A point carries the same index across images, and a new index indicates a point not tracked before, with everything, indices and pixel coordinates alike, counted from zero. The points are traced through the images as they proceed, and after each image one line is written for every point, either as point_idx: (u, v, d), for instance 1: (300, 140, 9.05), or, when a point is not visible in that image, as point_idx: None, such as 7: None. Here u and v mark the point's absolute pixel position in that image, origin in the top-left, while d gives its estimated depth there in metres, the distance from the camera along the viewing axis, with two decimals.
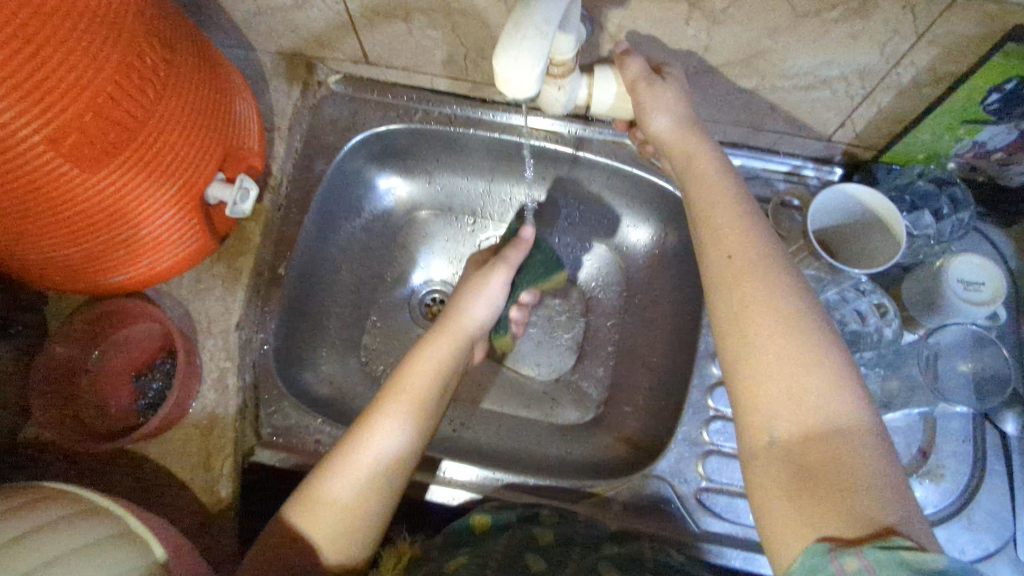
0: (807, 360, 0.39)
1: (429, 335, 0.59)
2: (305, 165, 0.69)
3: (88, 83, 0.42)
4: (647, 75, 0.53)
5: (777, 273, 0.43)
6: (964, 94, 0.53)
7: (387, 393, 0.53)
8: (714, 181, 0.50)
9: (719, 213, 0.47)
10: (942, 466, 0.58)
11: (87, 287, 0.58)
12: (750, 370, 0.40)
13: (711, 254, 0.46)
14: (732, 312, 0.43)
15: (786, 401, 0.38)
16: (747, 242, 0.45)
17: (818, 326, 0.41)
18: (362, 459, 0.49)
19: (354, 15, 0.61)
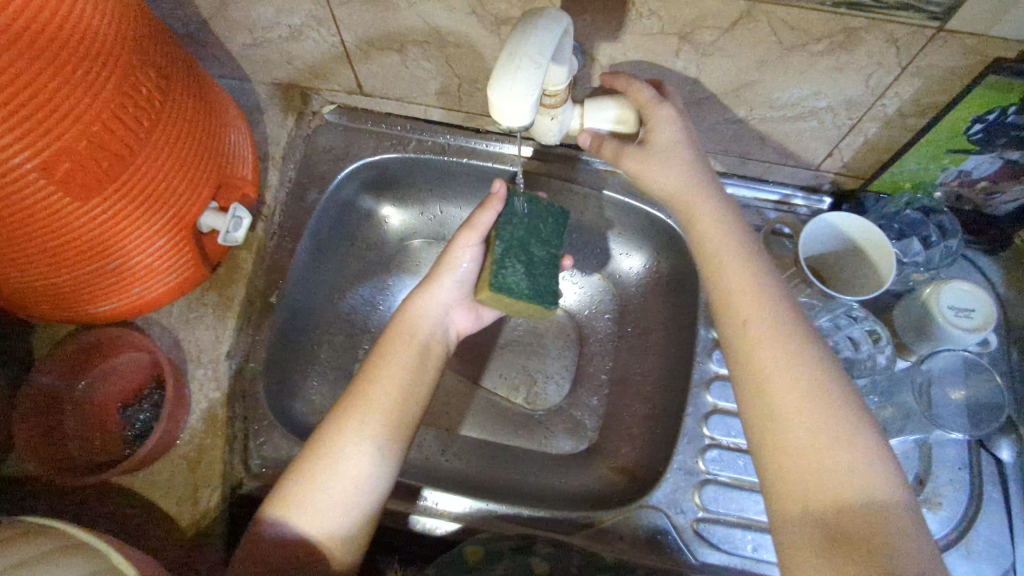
0: (833, 437, 0.40)
1: (388, 333, 0.57)
2: (299, 194, 0.69)
3: (84, 112, 0.43)
4: (651, 106, 0.52)
5: (793, 336, 0.44)
6: (948, 124, 0.54)
7: (351, 400, 0.51)
8: (722, 237, 0.51)
9: (729, 276, 0.49)
10: (940, 494, 0.57)
11: (75, 316, 0.58)
12: (782, 448, 0.41)
13: (726, 320, 0.47)
14: (762, 391, 0.43)
15: (811, 469, 0.40)
16: (759, 305, 0.46)
17: (843, 395, 0.42)
18: (332, 471, 0.47)
19: (349, 46, 0.62)
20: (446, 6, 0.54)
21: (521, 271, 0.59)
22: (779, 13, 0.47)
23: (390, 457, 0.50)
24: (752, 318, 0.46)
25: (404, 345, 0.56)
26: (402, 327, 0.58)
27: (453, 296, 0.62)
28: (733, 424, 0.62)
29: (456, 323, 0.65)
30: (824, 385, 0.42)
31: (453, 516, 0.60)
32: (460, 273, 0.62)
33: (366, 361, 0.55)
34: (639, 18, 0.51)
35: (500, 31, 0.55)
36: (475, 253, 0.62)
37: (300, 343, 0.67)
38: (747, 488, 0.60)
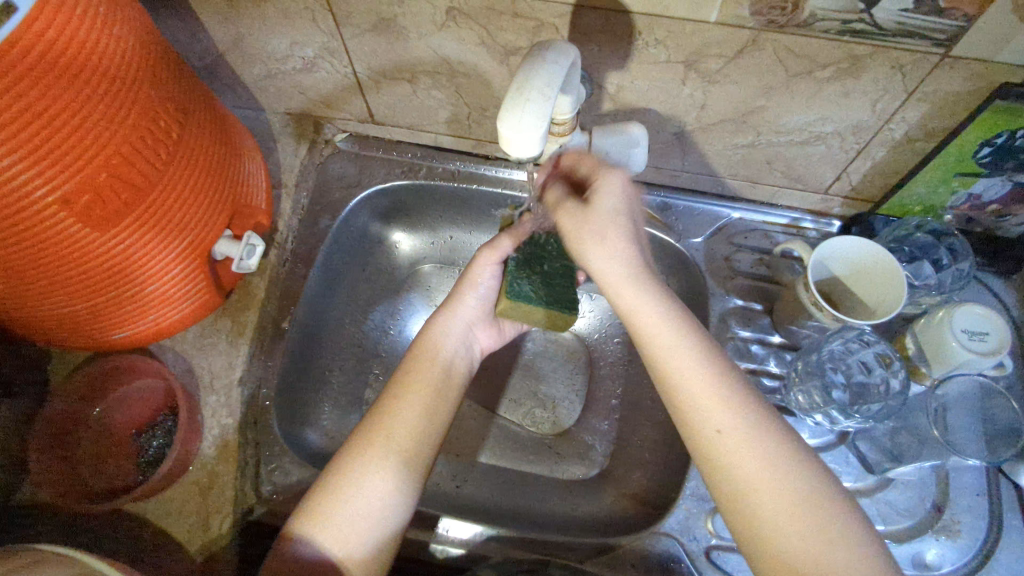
0: (812, 523, 0.39)
1: (412, 356, 0.56)
2: (311, 220, 0.70)
3: (104, 145, 0.44)
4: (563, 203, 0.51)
5: (748, 419, 0.43)
6: (956, 148, 0.54)
7: (371, 429, 0.51)
8: (651, 313, 0.47)
9: (673, 358, 0.45)
10: (958, 522, 0.56)
11: (91, 344, 0.58)
12: (755, 522, 0.40)
13: (677, 410, 0.44)
14: (725, 473, 0.42)
15: (803, 552, 0.38)
16: (705, 390, 0.44)
17: (801, 471, 0.41)
18: (351, 500, 0.47)
19: (361, 77, 0.63)
20: (455, 37, 0.55)
21: (538, 282, 0.61)
22: (784, 41, 0.48)
23: (409, 487, 0.49)
24: (715, 419, 0.43)
25: (431, 364, 0.56)
26: (425, 351, 0.57)
27: (475, 312, 0.62)
28: None
29: (479, 341, 0.64)
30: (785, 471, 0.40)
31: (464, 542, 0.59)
32: (481, 290, 0.62)
33: (387, 387, 0.54)
34: (645, 47, 0.51)
35: (508, 61, 0.56)
36: (494, 272, 0.63)
37: (312, 368, 0.68)
38: None
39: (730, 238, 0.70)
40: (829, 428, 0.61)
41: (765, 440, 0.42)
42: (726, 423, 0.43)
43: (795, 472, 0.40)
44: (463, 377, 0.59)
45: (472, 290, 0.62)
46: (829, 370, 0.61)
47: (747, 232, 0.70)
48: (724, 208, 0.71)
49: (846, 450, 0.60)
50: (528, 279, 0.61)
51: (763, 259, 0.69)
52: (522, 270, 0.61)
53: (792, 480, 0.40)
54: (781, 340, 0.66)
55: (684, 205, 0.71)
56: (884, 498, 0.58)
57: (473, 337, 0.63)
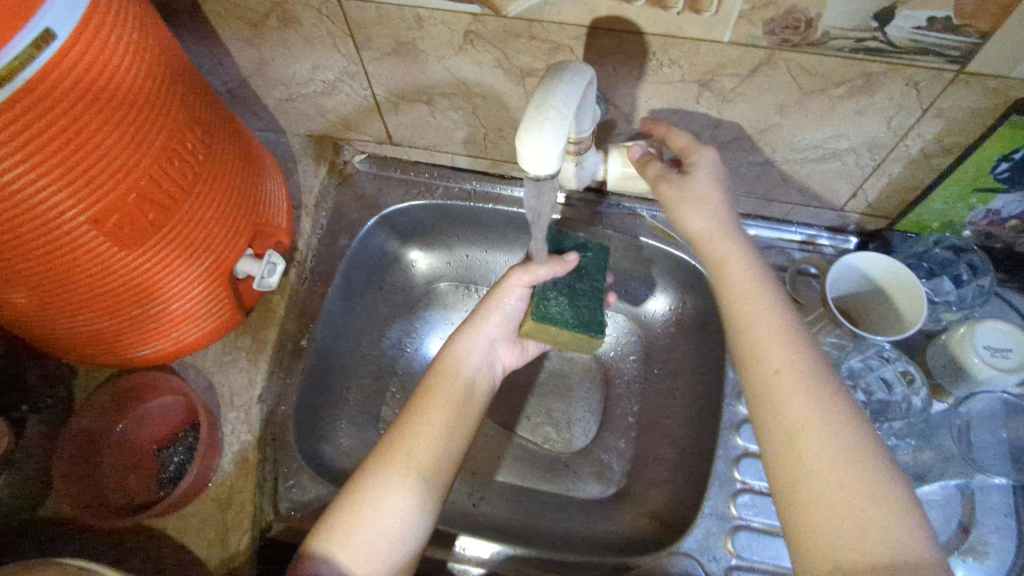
0: (870, 499, 0.38)
1: (427, 382, 0.56)
2: (330, 240, 0.71)
3: (133, 167, 0.45)
4: (666, 173, 0.53)
5: (819, 385, 0.43)
6: (974, 163, 0.54)
7: (385, 456, 0.50)
8: (750, 284, 0.49)
9: (761, 321, 0.47)
10: (986, 543, 0.55)
11: (116, 361, 0.60)
12: (808, 504, 0.39)
13: (754, 373, 0.45)
14: (779, 431, 0.42)
15: (849, 529, 0.37)
16: (791, 359, 0.44)
17: (862, 457, 0.39)
18: (362, 528, 0.47)
19: (379, 99, 0.65)
20: (472, 59, 0.56)
21: (564, 301, 0.61)
22: (797, 60, 0.49)
23: (422, 515, 0.49)
24: (788, 391, 0.43)
25: (449, 383, 0.56)
26: (448, 371, 0.57)
27: (498, 330, 0.63)
28: None
29: (500, 358, 0.65)
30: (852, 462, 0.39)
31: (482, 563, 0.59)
32: (507, 310, 0.63)
33: (401, 415, 0.54)
34: (660, 67, 0.52)
35: (525, 82, 0.57)
36: (522, 293, 0.63)
37: (329, 386, 0.68)
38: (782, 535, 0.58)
39: None
40: None
41: (842, 434, 0.40)
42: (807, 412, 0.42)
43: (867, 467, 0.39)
44: (485, 398, 0.59)
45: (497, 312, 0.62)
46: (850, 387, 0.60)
47: (763, 250, 0.70)
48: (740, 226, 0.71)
49: None
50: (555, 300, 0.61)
51: (780, 276, 0.69)
52: (548, 292, 0.61)
53: (862, 473, 0.39)
54: None
55: None
56: None
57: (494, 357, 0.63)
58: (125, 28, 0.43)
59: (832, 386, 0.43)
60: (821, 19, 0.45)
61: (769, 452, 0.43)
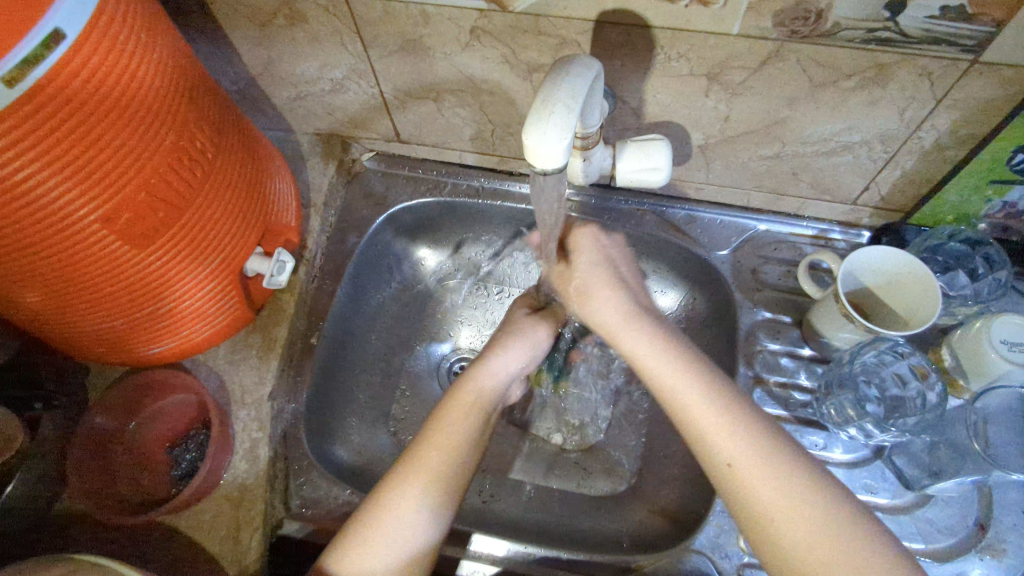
0: (830, 533, 0.42)
1: (452, 393, 0.55)
2: (339, 238, 0.71)
3: (144, 167, 0.45)
4: (564, 274, 0.59)
5: (750, 430, 0.46)
6: (989, 155, 0.53)
7: (400, 470, 0.50)
8: (641, 330, 0.53)
9: (664, 368, 0.50)
10: (1004, 541, 0.55)
11: (128, 359, 0.60)
12: (779, 544, 0.43)
13: (686, 431, 0.48)
14: (733, 489, 0.45)
15: (822, 562, 0.41)
16: (712, 407, 0.47)
17: (808, 491, 0.43)
18: (373, 544, 0.47)
19: (387, 97, 0.65)
20: (479, 56, 0.56)
21: None
22: (808, 52, 0.48)
23: (433, 533, 0.49)
24: (729, 452, 0.46)
25: (470, 398, 0.55)
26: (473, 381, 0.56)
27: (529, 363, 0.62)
28: None
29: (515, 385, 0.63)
30: (808, 503, 0.43)
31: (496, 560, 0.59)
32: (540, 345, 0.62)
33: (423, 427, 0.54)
34: (667, 61, 0.52)
35: (532, 78, 0.57)
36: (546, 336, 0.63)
37: (339, 384, 0.69)
38: None
39: (757, 250, 0.69)
40: (864, 442, 0.59)
41: (788, 484, 0.44)
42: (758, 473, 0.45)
43: (826, 511, 0.42)
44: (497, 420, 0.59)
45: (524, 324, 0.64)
46: (862, 383, 0.60)
47: (775, 244, 0.69)
48: (751, 220, 0.70)
49: (882, 465, 0.59)
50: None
51: (791, 270, 0.68)
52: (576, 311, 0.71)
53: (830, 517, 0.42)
54: (812, 352, 0.65)
55: (710, 218, 0.71)
56: (923, 515, 0.56)
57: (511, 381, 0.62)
58: (134, 28, 0.43)
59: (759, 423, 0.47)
60: (831, 9, 0.44)
61: (740, 523, 0.45)
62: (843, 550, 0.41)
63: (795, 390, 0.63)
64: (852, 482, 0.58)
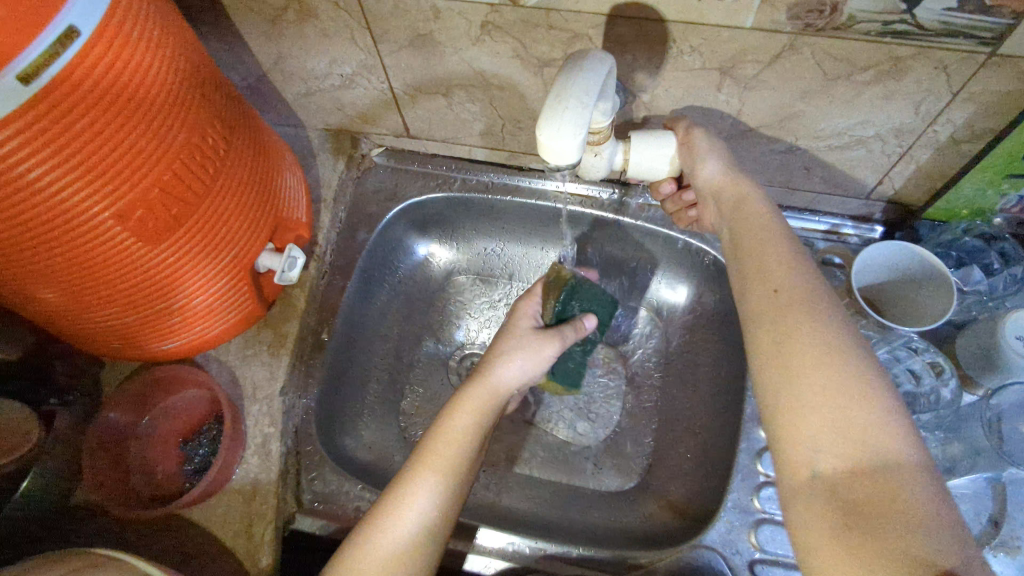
0: (850, 392, 0.37)
1: (460, 394, 0.55)
2: (349, 234, 0.71)
3: (156, 163, 0.45)
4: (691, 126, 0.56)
5: (808, 298, 0.42)
6: (1006, 149, 0.52)
7: (408, 471, 0.49)
8: (748, 198, 0.52)
9: (766, 253, 0.47)
10: (1017, 538, 0.55)
11: (142, 355, 0.61)
12: (787, 403, 0.39)
13: (756, 292, 0.45)
14: (766, 331, 0.42)
15: (825, 425, 0.37)
16: (787, 274, 0.44)
17: (843, 350, 0.39)
18: (379, 545, 0.45)
19: (396, 92, 0.65)
20: (490, 50, 0.56)
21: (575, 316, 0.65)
22: (822, 45, 0.47)
23: (439, 536, 0.48)
24: (789, 312, 0.42)
25: (484, 391, 0.56)
26: (483, 380, 0.56)
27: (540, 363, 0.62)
28: None
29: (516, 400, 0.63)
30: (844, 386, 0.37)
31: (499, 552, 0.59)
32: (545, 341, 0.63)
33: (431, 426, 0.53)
34: (680, 55, 0.51)
35: (543, 73, 0.57)
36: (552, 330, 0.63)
37: (350, 379, 0.69)
38: None
39: None
40: None
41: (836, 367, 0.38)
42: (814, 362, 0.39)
43: (855, 367, 0.38)
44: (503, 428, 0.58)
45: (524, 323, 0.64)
46: None
47: None
48: None
49: None
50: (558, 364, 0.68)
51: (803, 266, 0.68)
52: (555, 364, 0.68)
53: (872, 410, 0.36)
54: None
55: None
56: None
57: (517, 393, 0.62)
58: (147, 25, 0.43)
59: (823, 295, 0.43)
60: (847, 2, 0.43)
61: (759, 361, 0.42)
62: (864, 429, 0.36)
63: None
64: None
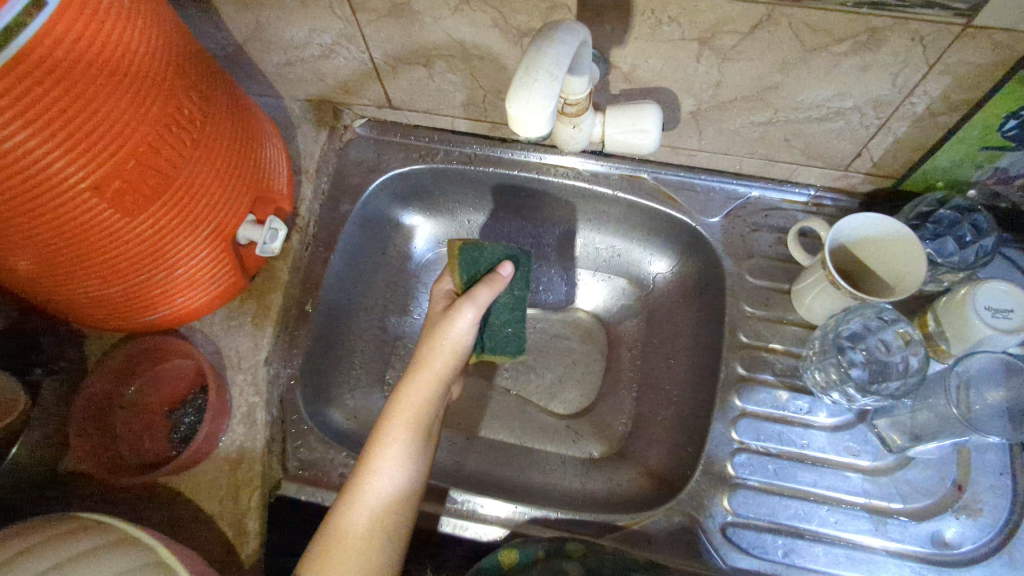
0: None
1: (404, 380, 0.57)
2: (332, 206, 0.72)
3: (132, 133, 0.45)
4: None
5: None
6: (980, 122, 0.53)
7: (362, 472, 0.52)
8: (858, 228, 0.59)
9: None
10: (979, 500, 0.57)
11: (126, 325, 0.61)
12: None
13: None
14: None
15: None
16: None
17: None
18: (357, 516, 0.50)
19: (377, 61, 0.64)
20: (469, 20, 0.55)
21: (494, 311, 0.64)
22: (800, 16, 0.47)
23: (402, 523, 0.52)
24: None
25: (438, 361, 0.59)
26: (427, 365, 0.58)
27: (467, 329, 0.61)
28: (764, 428, 0.62)
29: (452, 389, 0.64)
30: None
31: (489, 518, 0.61)
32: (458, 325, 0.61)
33: (377, 423, 0.55)
34: (659, 25, 0.51)
35: (522, 43, 0.57)
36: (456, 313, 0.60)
37: (335, 350, 0.70)
38: (778, 492, 0.59)
39: (748, 217, 0.70)
40: (847, 406, 0.62)
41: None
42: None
43: None
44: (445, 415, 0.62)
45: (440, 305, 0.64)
46: (848, 348, 0.61)
47: (766, 212, 0.70)
48: (743, 187, 0.70)
49: (865, 429, 0.61)
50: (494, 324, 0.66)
51: (782, 238, 0.69)
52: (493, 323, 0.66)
53: None
54: (799, 319, 0.66)
55: (703, 183, 0.71)
56: (903, 476, 0.59)
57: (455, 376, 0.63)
58: None
59: None
60: None
61: None
62: None
63: (783, 356, 0.65)
64: (836, 445, 0.61)
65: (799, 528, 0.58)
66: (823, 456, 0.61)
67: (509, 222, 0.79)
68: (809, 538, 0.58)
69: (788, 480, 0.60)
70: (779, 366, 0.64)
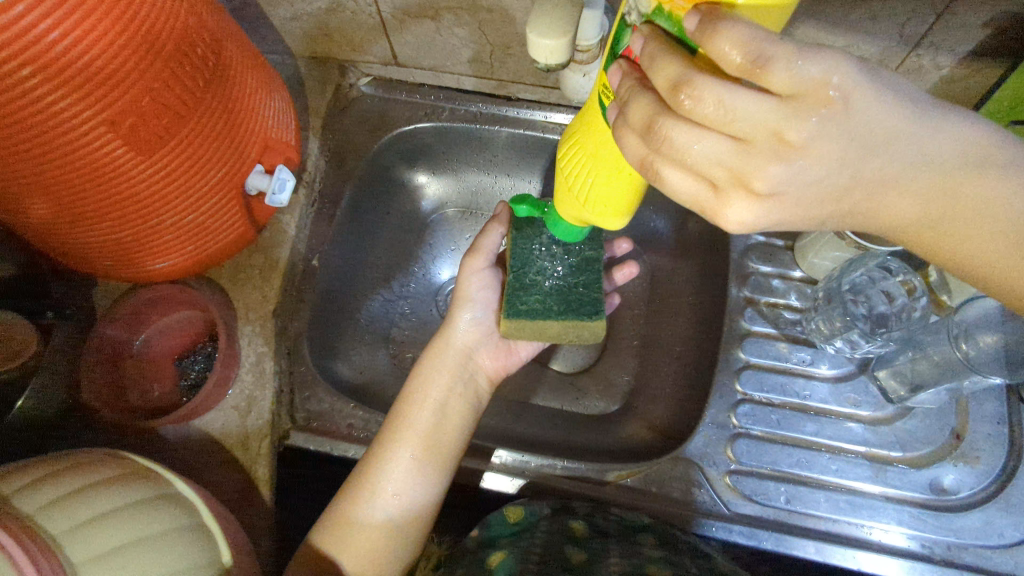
0: None
1: (426, 373, 0.60)
2: (338, 162, 0.72)
3: (146, 69, 0.45)
4: (473, 248, 0.64)
5: None
6: (1011, 91, 0.53)
7: (375, 464, 0.55)
8: (697, 108, 0.29)
9: None
10: (977, 449, 0.58)
11: (136, 274, 0.61)
12: None
13: None
14: None
15: None
16: None
17: None
18: (381, 497, 0.53)
19: (385, 15, 0.64)
20: None
21: (550, 270, 0.58)
22: None
23: (427, 507, 0.55)
24: None
25: (448, 357, 0.61)
26: (438, 359, 0.61)
27: (483, 265, 0.64)
28: (768, 379, 0.63)
29: (482, 365, 0.64)
30: (872, 125, 0.31)
31: (494, 470, 0.61)
32: (485, 258, 0.64)
33: (392, 422, 0.57)
34: None
35: None
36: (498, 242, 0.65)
37: (342, 307, 0.70)
38: (781, 441, 0.60)
39: None
40: (849, 357, 0.63)
41: (802, 100, 0.29)
42: (765, 170, 0.30)
43: None
44: (481, 402, 0.62)
45: (481, 258, 0.63)
46: (851, 300, 0.62)
47: None
48: None
49: (866, 380, 0.62)
50: (537, 284, 0.57)
51: None
52: (531, 282, 0.57)
53: None
54: (802, 274, 0.67)
55: None
56: (903, 426, 0.60)
57: (473, 358, 0.63)
58: None
59: None
60: None
61: None
62: None
63: (785, 310, 0.66)
64: (839, 396, 0.62)
65: (801, 476, 0.59)
66: (824, 407, 0.62)
67: (515, 183, 0.79)
68: (811, 485, 0.58)
69: (792, 430, 0.61)
70: (780, 320, 0.66)
